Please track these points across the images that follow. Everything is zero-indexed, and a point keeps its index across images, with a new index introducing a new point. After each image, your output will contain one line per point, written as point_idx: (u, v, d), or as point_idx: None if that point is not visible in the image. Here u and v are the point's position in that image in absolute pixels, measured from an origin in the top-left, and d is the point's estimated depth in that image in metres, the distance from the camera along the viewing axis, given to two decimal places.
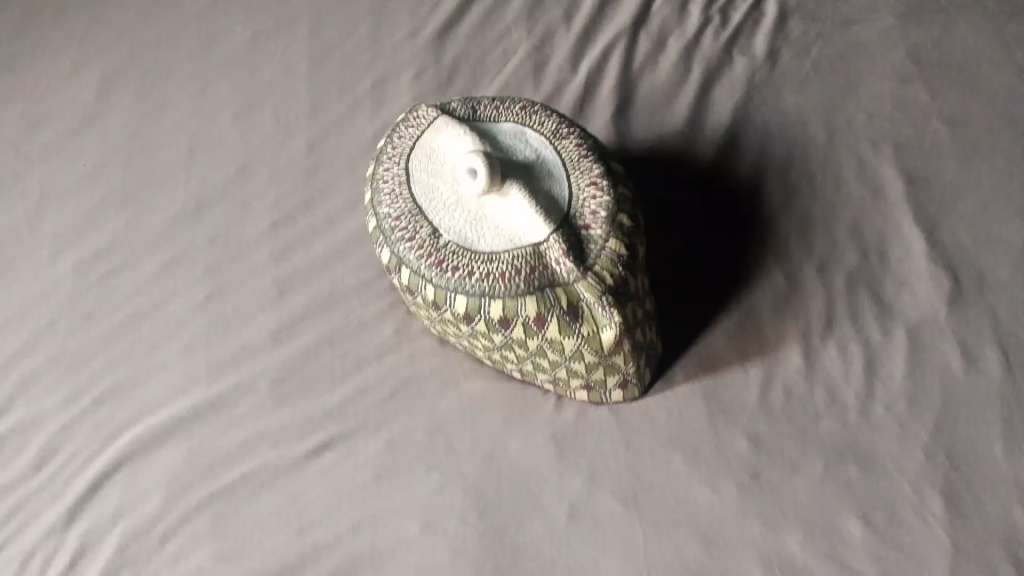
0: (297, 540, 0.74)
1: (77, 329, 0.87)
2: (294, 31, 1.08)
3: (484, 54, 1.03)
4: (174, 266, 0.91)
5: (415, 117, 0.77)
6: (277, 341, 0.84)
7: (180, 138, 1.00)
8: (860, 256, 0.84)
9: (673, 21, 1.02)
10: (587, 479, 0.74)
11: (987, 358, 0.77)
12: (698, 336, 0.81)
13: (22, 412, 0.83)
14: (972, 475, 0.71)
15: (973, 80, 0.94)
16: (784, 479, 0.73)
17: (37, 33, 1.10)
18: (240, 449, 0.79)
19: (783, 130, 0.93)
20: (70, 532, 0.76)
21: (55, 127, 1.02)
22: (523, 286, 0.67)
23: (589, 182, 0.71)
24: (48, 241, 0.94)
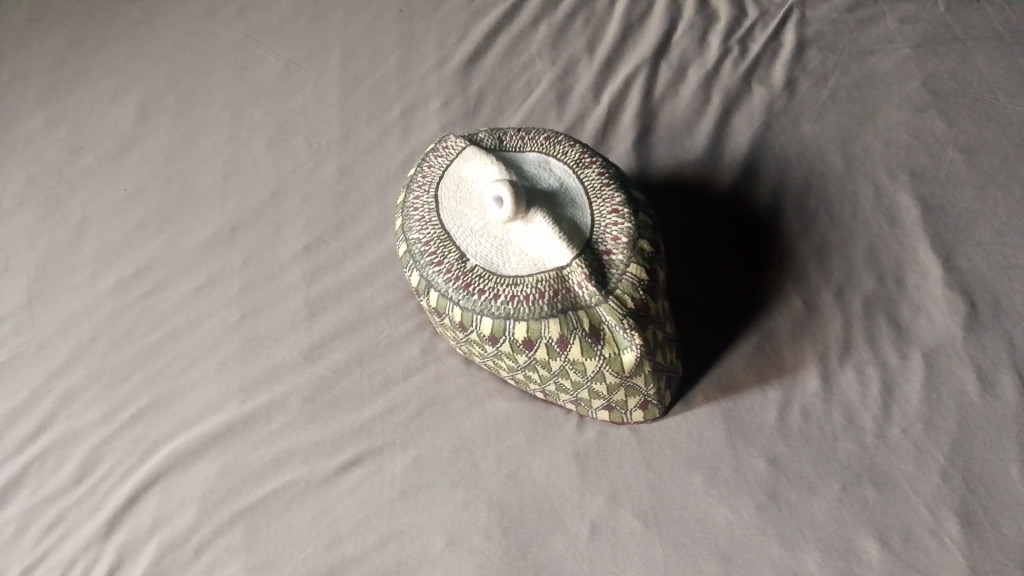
0: (326, 553, 0.76)
1: (118, 347, 0.91)
2: (326, 60, 1.12)
3: (510, 83, 1.06)
4: (210, 286, 0.94)
5: (444, 147, 0.80)
6: (308, 360, 0.87)
7: (216, 162, 1.04)
8: (877, 281, 0.85)
9: (693, 52, 1.06)
10: (609, 498, 0.76)
11: (1003, 383, 0.78)
12: (717, 358, 0.83)
13: (65, 426, 0.86)
14: (987, 498, 0.72)
15: (989, 110, 0.96)
16: (801, 499, 0.74)
17: (81, 61, 1.15)
18: (272, 464, 0.81)
19: (801, 158, 0.95)
20: (110, 542, 0.79)
21: (96, 151, 1.06)
22: (547, 308, 0.69)
23: (611, 210, 0.73)
24: (89, 262, 0.97)
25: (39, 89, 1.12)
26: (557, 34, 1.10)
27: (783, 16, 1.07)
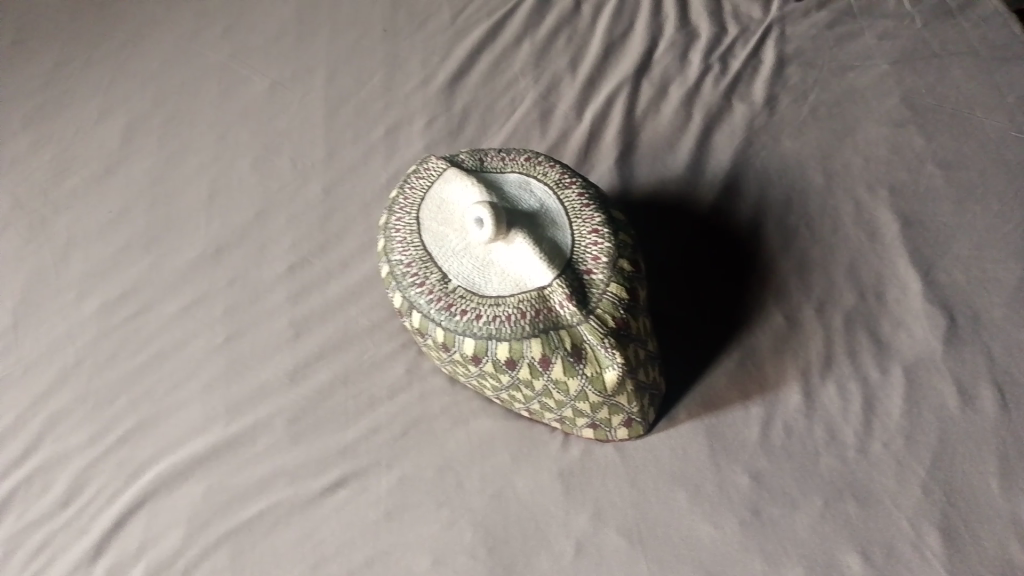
0: (312, 575, 0.76)
1: (103, 370, 0.91)
2: (310, 80, 1.12)
3: (493, 102, 1.07)
4: (195, 307, 0.94)
5: (426, 169, 0.81)
6: (293, 380, 0.87)
7: (201, 183, 1.04)
8: (857, 296, 0.86)
9: (674, 69, 1.07)
10: (592, 516, 0.76)
11: (982, 396, 0.79)
12: (700, 374, 0.83)
13: (49, 449, 0.86)
14: (969, 511, 0.73)
15: (966, 125, 0.97)
16: (784, 515, 0.75)
17: (65, 83, 1.15)
18: (257, 485, 0.81)
19: (782, 174, 0.96)
20: (95, 566, 0.79)
21: (82, 173, 1.07)
22: (529, 328, 0.69)
23: (591, 230, 0.74)
24: (74, 284, 0.97)
25: (24, 111, 1.12)
26: (539, 53, 1.11)
27: (763, 33, 1.08)
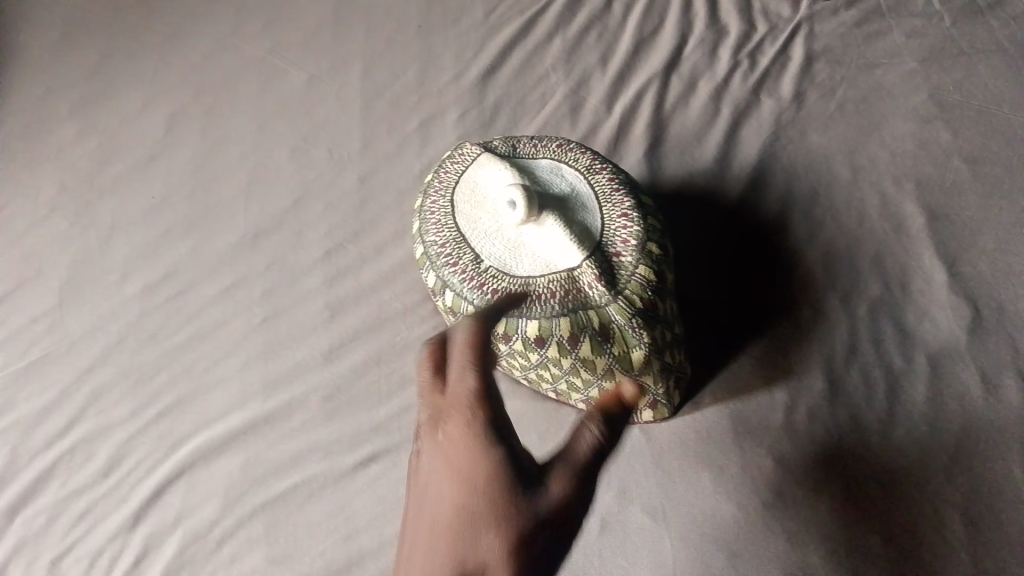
0: (344, 546, 0.79)
1: (145, 348, 0.94)
2: (347, 74, 1.15)
3: (524, 96, 1.09)
4: (234, 289, 0.97)
5: (461, 154, 0.83)
6: (328, 359, 0.90)
7: (241, 171, 1.08)
8: (882, 286, 0.87)
9: (703, 65, 1.08)
10: (617, 494, 0.79)
11: (1007, 385, 0.79)
12: (725, 360, 0.85)
13: (92, 422, 0.90)
14: (991, 496, 0.74)
15: (993, 122, 0.98)
16: (806, 497, 0.76)
17: (110, 75, 1.19)
18: (292, 459, 0.84)
19: (809, 168, 0.97)
20: (135, 532, 0.82)
21: (126, 161, 1.10)
22: (558, 307, 0.71)
23: (620, 214, 0.76)
24: (118, 266, 1.01)
25: (70, 101, 1.17)
26: (570, 49, 1.13)
27: (792, 31, 1.10)
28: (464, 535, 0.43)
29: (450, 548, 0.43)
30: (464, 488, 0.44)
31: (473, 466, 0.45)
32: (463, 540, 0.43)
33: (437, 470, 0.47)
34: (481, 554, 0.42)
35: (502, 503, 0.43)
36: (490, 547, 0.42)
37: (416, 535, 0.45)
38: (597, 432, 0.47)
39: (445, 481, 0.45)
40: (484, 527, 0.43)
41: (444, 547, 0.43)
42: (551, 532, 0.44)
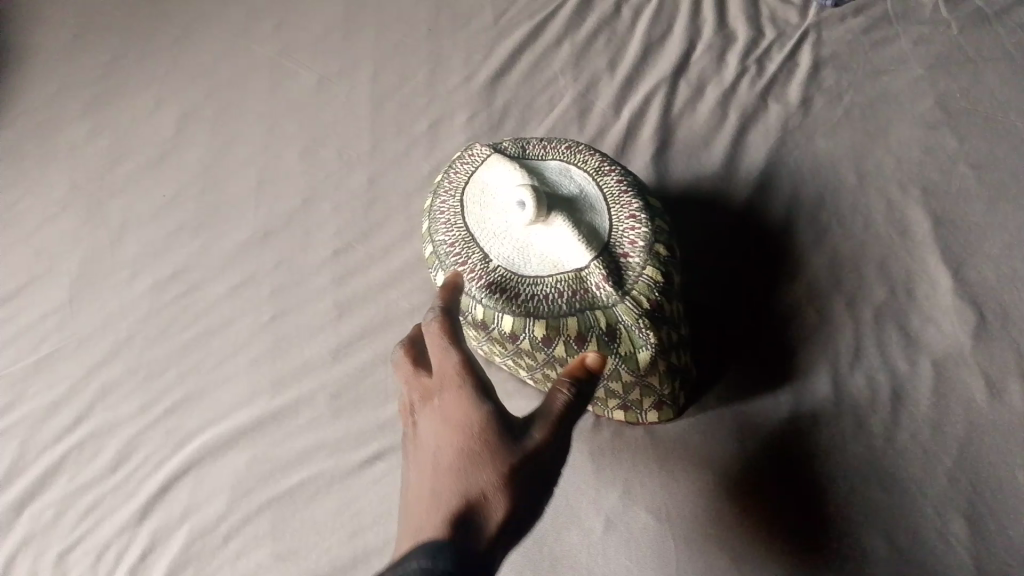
0: (349, 543, 0.79)
1: (153, 345, 0.95)
2: (357, 76, 1.16)
3: (533, 99, 1.10)
4: (243, 288, 0.98)
5: (470, 155, 0.84)
6: (335, 358, 0.91)
7: (250, 171, 1.08)
8: (887, 291, 0.88)
9: (711, 71, 1.09)
10: (622, 495, 0.79)
11: (1011, 390, 0.80)
12: (730, 362, 0.85)
13: (101, 417, 0.90)
14: (994, 501, 0.74)
15: (999, 129, 0.98)
16: (811, 500, 0.76)
17: (122, 75, 1.20)
18: (299, 456, 0.85)
19: (815, 173, 0.98)
20: (142, 528, 0.83)
21: (136, 160, 1.11)
22: (565, 307, 0.72)
23: (628, 216, 0.76)
24: (127, 263, 1.02)
25: (82, 101, 1.18)
26: (578, 53, 1.14)
27: (799, 37, 1.11)
28: (464, 471, 0.48)
29: (452, 481, 0.47)
30: (460, 435, 0.49)
31: (466, 419, 0.50)
32: (463, 474, 0.47)
33: (432, 431, 0.51)
34: (480, 483, 0.47)
35: (494, 444, 0.49)
36: (488, 478, 0.47)
37: (416, 482, 0.49)
38: (569, 386, 0.53)
39: (442, 434, 0.50)
40: (482, 461, 0.48)
41: (446, 481, 0.47)
42: (537, 469, 0.49)
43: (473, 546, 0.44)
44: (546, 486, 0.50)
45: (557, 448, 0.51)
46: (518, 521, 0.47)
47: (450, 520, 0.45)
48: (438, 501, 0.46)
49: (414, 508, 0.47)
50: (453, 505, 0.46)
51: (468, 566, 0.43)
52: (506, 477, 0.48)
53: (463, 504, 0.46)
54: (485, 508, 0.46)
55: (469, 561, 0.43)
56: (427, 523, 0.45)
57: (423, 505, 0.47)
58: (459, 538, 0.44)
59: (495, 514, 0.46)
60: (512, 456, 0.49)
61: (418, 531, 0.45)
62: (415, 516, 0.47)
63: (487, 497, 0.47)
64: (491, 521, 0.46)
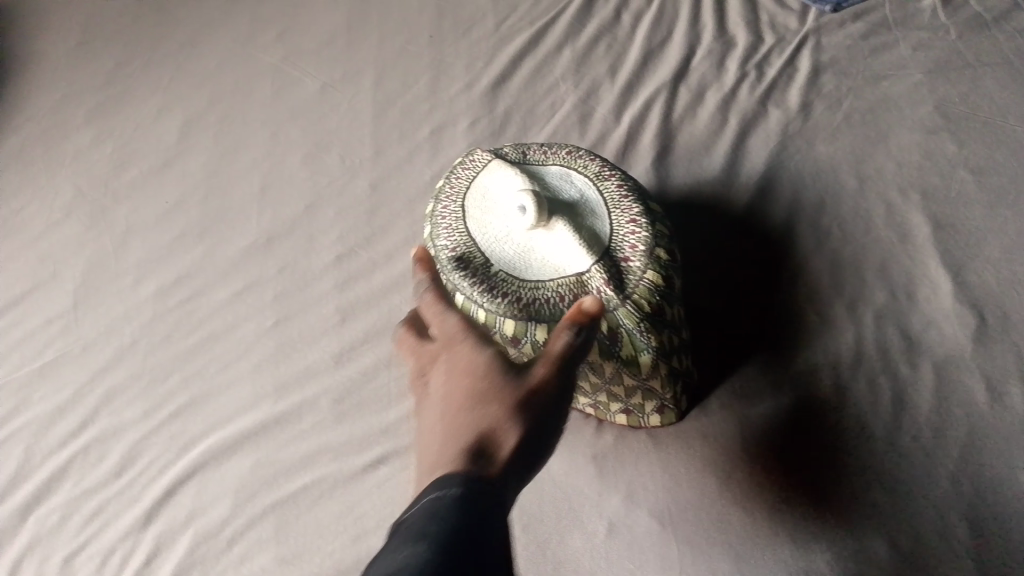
0: (353, 547, 0.79)
1: (158, 350, 0.95)
2: (359, 82, 1.17)
3: (534, 105, 1.11)
4: (246, 293, 0.98)
5: (472, 161, 0.85)
6: (339, 363, 0.91)
7: (254, 177, 1.09)
8: (888, 294, 0.88)
9: (711, 76, 1.10)
10: (624, 499, 0.80)
11: (1012, 392, 0.80)
12: (731, 366, 0.86)
13: (107, 422, 0.91)
14: (996, 502, 0.74)
15: (999, 132, 0.99)
16: (813, 502, 0.76)
17: (127, 82, 1.21)
18: (303, 460, 0.85)
19: (816, 178, 0.98)
20: (146, 532, 0.83)
21: (141, 166, 1.12)
22: (567, 311, 0.72)
23: (629, 220, 0.77)
24: (132, 269, 1.02)
25: (87, 109, 1.19)
26: (579, 60, 1.14)
27: (799, 43, 1.11)
28: (475, 408, 0.51)
29: (464, 419, 0.51)
30: (467, 382, 0.53)
31: (473, 365, 0.54)
32: (473, 411, 0.51)
33: (441, 382, 0.55)
34: (491, 418, 0.51)
35: (501, 386, 0.53)
36: (498, 414, 0.51)
37: (428, 427, 0.52)
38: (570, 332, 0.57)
39: (451, 384, 0.54)
40: (492, 400, 0.52)
41: (459, 419, 0.51)
42: (544, 411, 0.53)
43: (488, 470, 0.47)
44: (551, 429, 0.53)
45: (559, 392, 0.55)
46: (528, 456, 0.51)
47: (465, 446, 0.48)
48: (453, 435, 0.50)
49: (428, 444, 0.50)
50: (468, 437, 0.49)
51: (482, 483, 0.46)
52: (515, 413, 0.51)
53: (477, 436, 0.49)
54: (497, 438, 0.50)
55: (483, 479, 0.46)
56: (443, 452, 0.48)
57: (437, 440, 0.50)
58: (474, 460, 0.47)
59: (506, 444, 0.49)
60: (520, 397, 0.52)
61: (434, 460, 0.48)
62: (430, 451, 0.50)
63: (499, 429, 0.50)
64: (503, 450, 0.49)
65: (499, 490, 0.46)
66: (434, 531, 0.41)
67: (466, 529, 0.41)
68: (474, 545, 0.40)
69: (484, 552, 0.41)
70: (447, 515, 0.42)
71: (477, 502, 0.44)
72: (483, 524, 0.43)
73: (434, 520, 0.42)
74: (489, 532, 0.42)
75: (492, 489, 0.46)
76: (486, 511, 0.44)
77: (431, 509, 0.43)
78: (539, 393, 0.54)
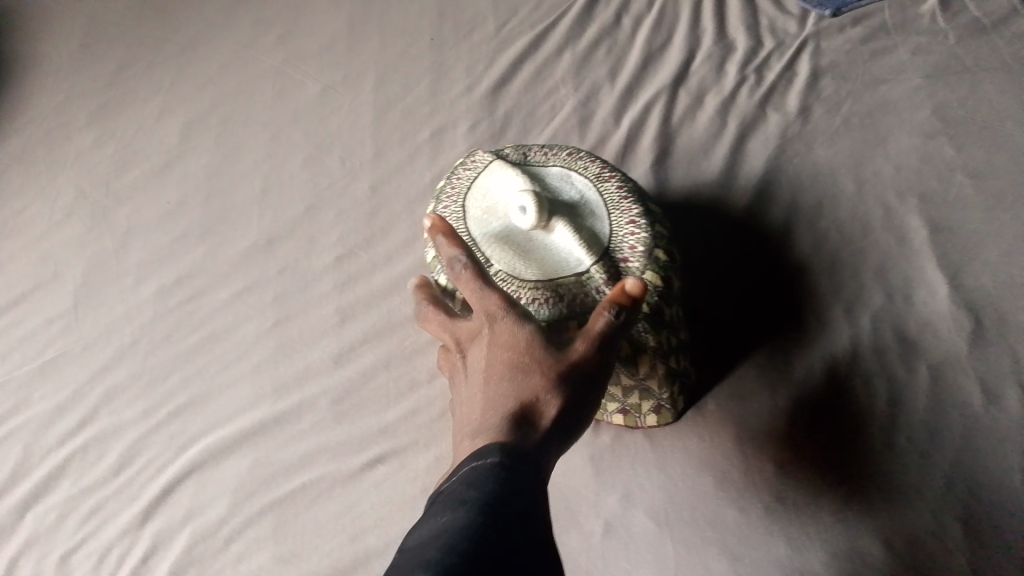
0: (351, 546, 0.80)
1: (158, 350, 0.96)
2: (360, 85, 1.18)
3: (535, 108, 1.11)
4: (247, 293, 0.99)
5: (473, 162, 0.85)
6: (338, 363, 0.91)
7: (255, 178, 1.10)
8: (885, 297, 0.88)
9: (710, 80, 1.10)
10: (622, 498, 0.80)
11: (1008, 395, 0.80)
12: (729, 368, 0.86)
13: (107, 421, 0.91)
14: (991, 505, 0.74)
15: (997, 136, 0.99)
16: (809, 504, 0.77)
17: (130, 84, 1.22)
18: (301, 460, 0.85)
19: (814, 181, 0.98)
20: (145, 530, 0.83)
21: (143, 167, 1.13)
22: (566, 310, 0.73)
23: (629, 221, 0.77)
24: (133, 269, 1.03)
25: (90, 110, 1.20)
26: (580, 63, 1.15)
27: (798, 47, 1.11)
28: (518, 378, 0.57)
29: (505, 390, 0.56)
30: (509, 354, 0.58)
31: (513, 339, 0.59)
32: (517, 382, 0.56)
33: (482, 354, 0.60)
34: (533, 388, 0.56)
35: (538, 357, 0.58)
36: (536, 383, 0.56)
37: (472, 397, 0.58)
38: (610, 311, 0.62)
39: (491, 356, 0.59)
40: (530, 370, 0.57)
41: (499, 390, 0.56)
42: (579, 377, 0.58)
43: (530, 441, 0.52)
44: (587, 392, 0.58)
45: (596, 367, 0.60)
46: (567, 419, 0.56)
47: (507, 416, 0.53)
48: (495, 405, 0.55)
49: (474, 411, 0.56)
50: (509, 407, 0.54)
51: (522, 452, 0.51)
52: (553, 381, 0.57)
53: (518, 405, 0.55)
54: (537, 407, 0.55)
55: (524, 448, 0.51)
56: (487, 422, 0.54)
57: (481, 410, 0.55)
58: (516, 429, 0.53)
59: (546, 411, 0.55)
60: (555, 365, 0.58)
61: (478, 429, 0.54)
62: (475, 419, 0.55)
63: (538, 398, 0.55)
64: (543, 417, 0.55)
65: (539, 455, 0.52)
66: (474, 496, 0.45)
67: (504, 494, 0.46)
68: (512, 508, 0.45)
69: (520, 515, 0.45)
70: (486, 483, 0.46)
71: (516, 468, 0.49)
72: (520, 489, 0.47)
73: (475, 487, 0.46)
74: (525, 496, 0.47)
75: (532, 455, 0.51)
76: (523, 476, 0.48)
77: (473, 477, 0.47)
78: (575, 361, 0.59)
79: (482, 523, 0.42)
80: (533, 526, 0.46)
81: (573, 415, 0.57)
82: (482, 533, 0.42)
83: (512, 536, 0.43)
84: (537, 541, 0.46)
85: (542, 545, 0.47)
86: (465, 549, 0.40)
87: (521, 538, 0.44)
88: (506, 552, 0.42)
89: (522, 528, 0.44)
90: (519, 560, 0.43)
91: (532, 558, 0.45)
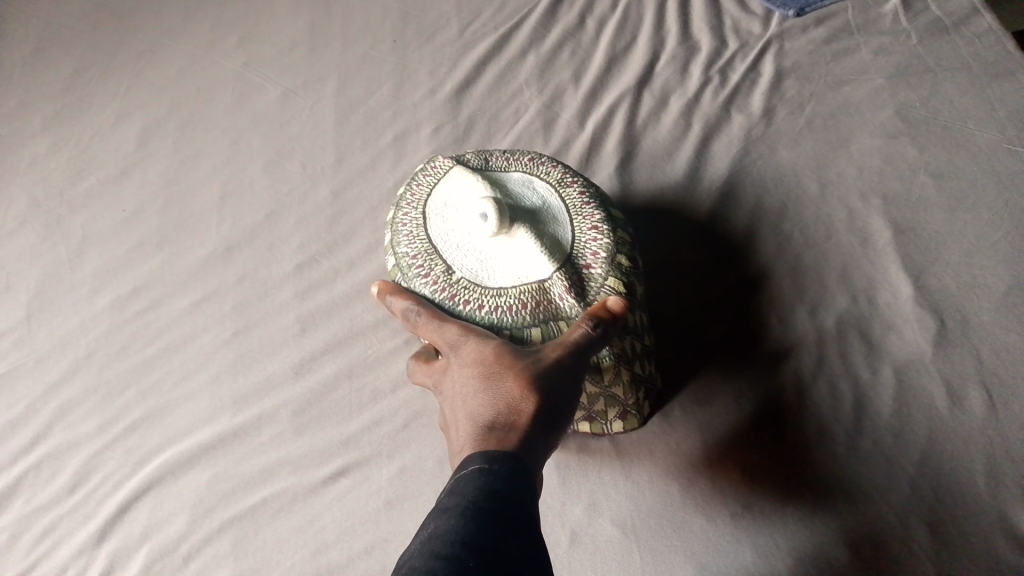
0: (311, 561, 0.78)
1: (113, 363, 0.94)
2: (321, 89, 1.16)
3: (498, 111, 1.10)
4: (205, 303, 0.97)
5: (433, 167, 0.84)
6: (299, 374, 0.90)
7: (213, 185, 1.07)
8: (849, 299, 0.88)
9: (675, 81, 1.10)
10: (587, 507, 0.79)
11: (971, 397, 0.80)
12: (695, 373, 0.85)
13: (60, 437, 0.89)
14: (955, 507, 0.74)
15: (958, 136, 0.99)
16: (775, 509, 0.77)
17: (85, 88, 1.19)
18: (262, 473, 0.84)
19: (778, 183, 0.98)
20: (101, 549, 0.81)
21: (98, 175, 1.10)
22: (529, 318, 0.71)
23: (591, 227, 0.76)
24: (87, 279, 1.00)
25: (44, 115, 1.17)
26: (543, 65, 1.14)
27: (762, 48, 1.11)
28: (492, 387, 0.57)
29: (482, 400, 0.56)
30: (481, 371, 0.59)
31: (482, 357, 0.60)
32: (492, 390, 0.56)
33: (457, 381, 0.61)
34: (507, 391, 0.56)
35: (509, 365, 0.58)
36: (511, 387, 0.56)
37: (456, 421, 0.58)
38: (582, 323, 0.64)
39: (464, 377, 0.60)
40: (504, 377, 0.57)
41: (476, 403, 0.56)
42: (555, 376, 0.58)
43: (511, 439, 0.52)
44: (566, 388, 0.58)
45: (571, 364, 0.60)
46: (548, 413, 0.56)
47: (486, 425, 0.53)
48: (475, 418, 0.55)
49: (458, 430, 0.56)
50: (487, 417, 0.54)
51: (506, 451, 0.51)
52: (529, 382, 0.56)
53: (495, 413, 0.54)
54: (514, 408, 0.55)
55: (507, 449, 0.51)
56: (470, 435, 0.54)
57: (464, 428, 0.55)
58: (496, 433, 0.52)
59: (524, 410, 0.54)
60: (529, 369, 0.58)
61: (463, 444, 0.53)
62: (460, 438, 0.55)
63: (514, 400, 0.55)
64: (522, 414, 0.54)
65: (523, 454, 0.51)
66: (457, 504, 0.44)
67: (487, 495, 0.45)
68: (501, 509, 0.44)
69: (509, 513, 0.44)
70: (470, 488, 0.46)
71: (501, 470, 0.48)
72: (507, 490, 0.47)
73: (458, 495, 0.46)
74: (512, 494, 0.46)
75: (517, 452, 0.51)
76: (508, 476, 0.48)
77: (458, 486, 0.47)
78: (548, 366, 0.59)
79: (471, 529, 0.42)
80: (525, 518, 0.45)
81: (554, 412, 0.56)
82: (469, 537, 0.41)
83: (503, 534, 0.43)
84: (533, 536, 0.45)
85: (538, 539, 0.46)
86: (453, 554, 0.40)
87: (515, 535, 0.44)
88: (499, 546, 0.42)
89: (515, 524, 0.44)
90: (515, 553, 0.42)
91: (530, 552, 0.44)
